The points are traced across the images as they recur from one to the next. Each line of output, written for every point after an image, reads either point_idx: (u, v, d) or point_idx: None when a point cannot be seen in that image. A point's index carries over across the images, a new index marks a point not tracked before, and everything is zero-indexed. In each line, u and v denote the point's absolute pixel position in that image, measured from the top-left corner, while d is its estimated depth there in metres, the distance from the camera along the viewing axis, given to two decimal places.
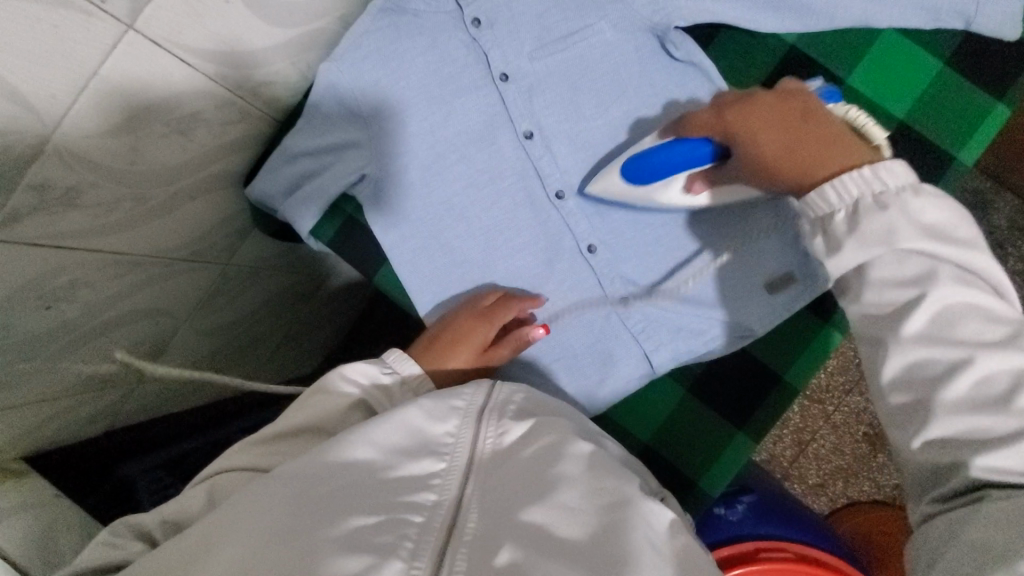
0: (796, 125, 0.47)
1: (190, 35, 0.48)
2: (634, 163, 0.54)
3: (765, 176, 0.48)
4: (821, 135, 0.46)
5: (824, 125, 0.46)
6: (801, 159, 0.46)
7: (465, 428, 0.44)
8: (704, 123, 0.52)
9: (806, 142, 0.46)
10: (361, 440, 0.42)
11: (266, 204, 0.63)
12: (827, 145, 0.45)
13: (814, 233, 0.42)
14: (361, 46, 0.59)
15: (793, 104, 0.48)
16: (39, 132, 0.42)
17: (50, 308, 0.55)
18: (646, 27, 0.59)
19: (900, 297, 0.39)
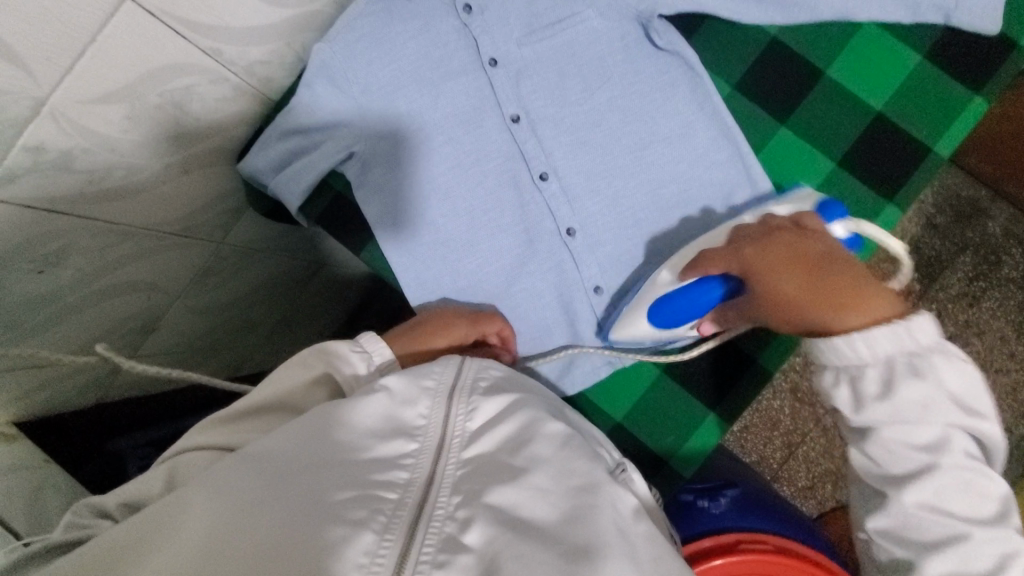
0: (819, 271, 0.49)
1: (185, 9, 0.49)
2: (660, 315, 0.55)
3: (786, 315, 0.49)
4: (845, 282, 0.48)
5: (842, 270, 0.48)
6: (828, 305, 0.47)
7: (438, 407, 0.43)
8: (720, 258, 0.53)
9: (834, 288, 0.48)
10: (332, 422, 0.40)
11: (257, 181, 0.65)
12: (848, 298, 0.47)
13: (905, 405, 0.44)
14: (356, 29, 0.60)
15: (807, 251, 0.50)
16: (32, 94, 0.44)
17: (42, 272, 0.56)
18: (631, 15, 0.60)
19: (926, 441, 0.44)
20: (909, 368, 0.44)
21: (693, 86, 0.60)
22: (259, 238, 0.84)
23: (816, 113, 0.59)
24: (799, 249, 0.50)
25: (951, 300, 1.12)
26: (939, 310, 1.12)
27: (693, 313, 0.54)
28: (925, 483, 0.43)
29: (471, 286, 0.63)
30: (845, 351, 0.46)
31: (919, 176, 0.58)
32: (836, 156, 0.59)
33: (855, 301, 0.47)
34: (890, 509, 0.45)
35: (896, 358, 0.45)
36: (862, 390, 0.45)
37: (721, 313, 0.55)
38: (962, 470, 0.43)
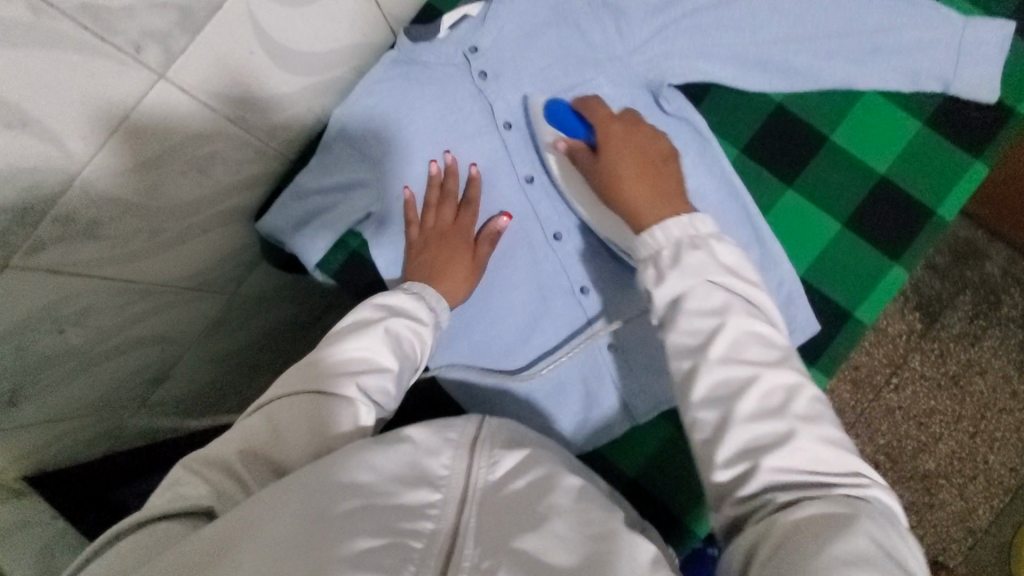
0: (651, 171, 0.52)
1: (215, 82, 0.51)
2: (562, 105, 0.60)
3: (609, 188, 0.53)
4: (654, 182, 0.51)
5: (663, 180, 0.52)
6: (643, 203, 0.51)
7: (460, 459, 0.43)
8: (603, 119, 0.56)
9: (645, 190, 0.51)
10: (356, 461, 0.39)
11: (275, 238, 0.67)
12: (653, 194, 0.51)
13: (713, 310, 0.44)
14: (375, 94, 0.64)
15: (643, 145, 0.54)
16: (67, 169, 0.45)
17: (61, 332, 0.57)
18: (641, 83, 0.63)
19: (738, 379, 0.41)
20: (692, 244, 0.46)
21: (702, 150, 0.62)
22: (271, 287, 0.85)
23: (821, 176, 0.61)
24: (643, 149, 0.53)
25: (953, 339, 1.12)
26: (942, 348, 1.13)
27: (572, 127, 0.59)
28: (755, 394, 0.41)
29: (485, 342, 0.65)
30: (646, 241, 0.47)
31: (924, 237, 0.60)
32: (845, 218, 0.60)
33: (659, 203, 0.50)
34: (701, 406, 0.42)
35: (699, 258, 0.45)
36: (681, 266, 0.45)
37: (573, 149, 0.57)
38: (712, 301, 0.44)
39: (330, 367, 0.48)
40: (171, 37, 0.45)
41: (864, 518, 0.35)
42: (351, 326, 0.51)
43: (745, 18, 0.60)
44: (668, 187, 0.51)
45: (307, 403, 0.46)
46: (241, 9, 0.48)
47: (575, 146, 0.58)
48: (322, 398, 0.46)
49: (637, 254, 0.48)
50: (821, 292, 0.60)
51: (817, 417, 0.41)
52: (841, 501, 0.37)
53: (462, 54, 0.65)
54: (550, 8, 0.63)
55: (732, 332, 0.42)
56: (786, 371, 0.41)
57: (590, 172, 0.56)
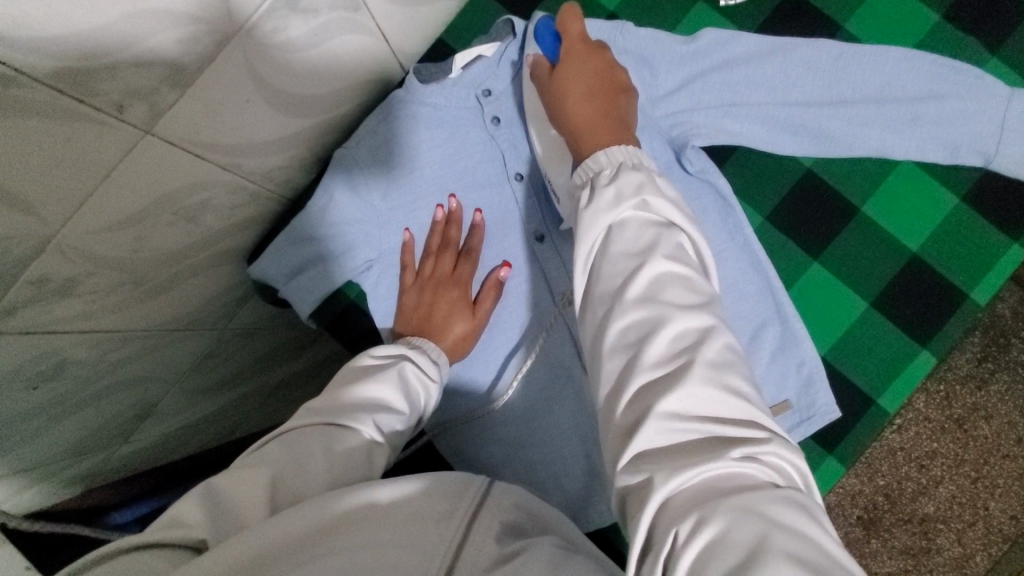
0: (604, 103, 0.50)
1: (206, 132, 0.47)
2: (543, 22, 0.54)
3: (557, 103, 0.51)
4: (610, 119, 0.49)
5: (617, 102, 0.50)
6: (590, 133, 0.49)
7: (451, 528, 0.36)
8: (575, 47, 0.52)
9: (597, 119, 0.49)
10: (352, 500, 0.37)
11: (267, 283, 0.63)
12: (595, 121, 0.49)
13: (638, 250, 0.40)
14: (379, 135, 0.60)
15: (603, 74, 0.51)
16: (41, 233, 0.41)
17: (37, 387, 0.53)
18: (664, 139, 0.59)
19: (661, 344, 0.37)
20: (636, 193, 0.42)
21: (725, 215, 0.58)
22: (263, 318, 0.81)
23: (851, 251, 0.57)
24: (603, 79, 0.51)
25: (959, 382, 1.02)
26: (947, 391, 1.03)
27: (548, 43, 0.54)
28: (660, 338, 0.37)
29: (487, 405, 0.62)
30: (589, 163, 0.46)
31: (955, 321, 0.56)
32: (870, 297, 0.57)
33: (603, 133, 0.48)
34: (609, 356, 0.38)
35: (629, 193, 0.42)
36: (606, 209, 0.43)
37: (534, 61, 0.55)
38: (645, 236, 0.41)
39: (340, 406, 0.44)
40: (158, 93, 0.41)
41: (773, 530, 0.30)
42: (361, 370, 0.48)
43: (778, 77, 0.56)
44: (618, 118, 0.50)
45: (316, 435, 0.42)
46: (238, 57, 0.44)
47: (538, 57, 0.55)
48: (334, 430, 0.42)
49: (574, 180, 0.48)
50: (842, 374, 0.57)
51: (726, 365, 0.37)
52: (738, 500, 0.31)
53: (475, 97, 0.61)
54: None
55: (651, 273, 0.39)
56: (706, 314, 0.38)
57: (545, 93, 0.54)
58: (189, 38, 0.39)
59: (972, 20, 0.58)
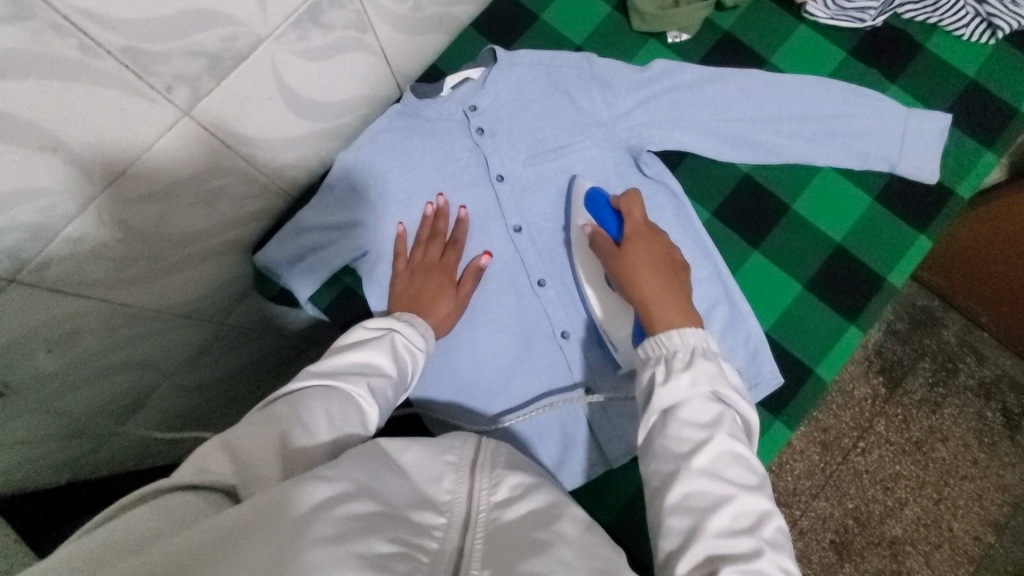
0: (671, 280, 0.53)
1: (233, 122, 0.55)
2: (606, 204, 0.61)
3: (628, 275, 0.54)
4: (679, 299, 0.52)
5: (681, 283, 0.54)
6: (661, 311, 0.51)
7: (462, 481, 0.42)
8: (638, 228, 0.57)
9: (668, 299, 0.52)
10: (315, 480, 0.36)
11: (269, 271, 0.69)
12: (666, 295, 0.52)
13: (706, 423, 0.43)
14: (379, 141, 0.69)
15: (670, 255, 0.55)
16: (84, 192, 0.47)
17: (50, 351, 0.57)
18: (624, 147, 0.69)
19: (734, 524, 0.39)
20: (712, 375, 0.44)
21: (677, 210, 0.67)
22: (259, 319, 0.86)
23: (785, 241, 0.67)
24: (667, 259, 0.55)
25: (915, 406, 1.08)
26: (904, 414, 1.08)
27: (608, 220, 0.61)
28: (724, 510, 0.39)
29: (470, 382, 0.67)
30: (662, 341, 0.47)
31: (877, 301, 0.65)
32: (803, 280, 0.66)
33: (677, 313, 0.50)
34: (673, 513, 0.40)
35: (704, 375, 0.44)
36: (673, 371, 0.45)
37: (596, 235, 0.59)
38: (710, 417, 0.43)
39: (336, 371, 0.49)
40: (200, 80, 0.49)
41: None
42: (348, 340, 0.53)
43: (717, 98, 0.68)
44: (685, 299, 0.52)
45: (316, 395, 0.46)
46: (268, 59, 0.53)
47: (601, 232, 0.59)
48: (333, 392, 0.47)
49: (643, 355, 0.48)
50: (783, 347, 0.64)
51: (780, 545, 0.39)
52: None
53: (462, 111, 0.71)
54: (546, 75, 0.70)
55: (717, 449, 0.41)
56: (764, 499, 0.40)
57: (610, 266, 0.57)
58: (230, 37, 0.48)
59: (873, 57, 0.70)
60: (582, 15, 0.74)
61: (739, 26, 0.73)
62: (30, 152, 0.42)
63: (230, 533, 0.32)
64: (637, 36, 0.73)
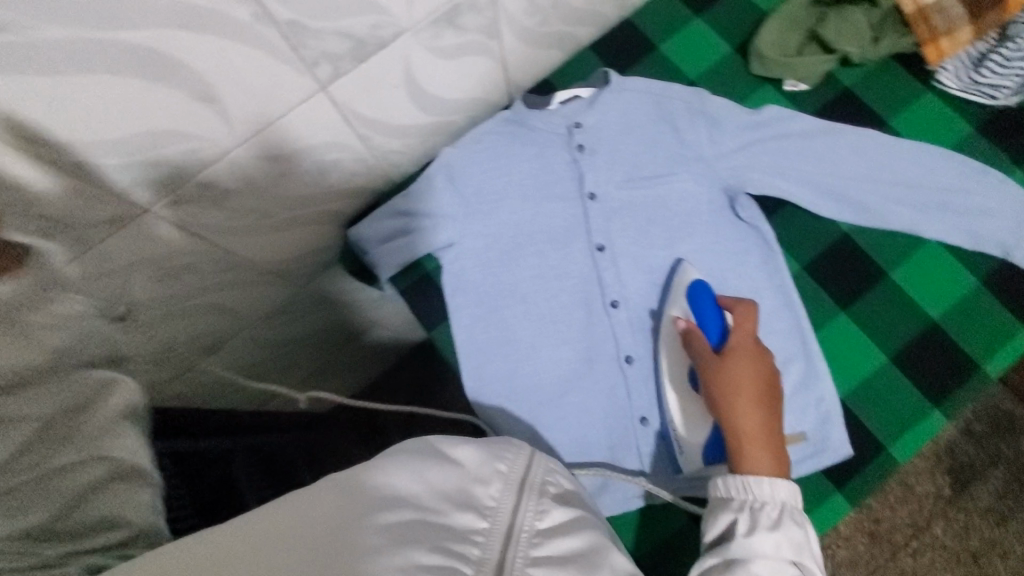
0: (767, 412, 0.51)
1: (361, 103, 0.59)
2: (710, 304, 0.58)
3: (723, 394, 0.52)
4: (771, 437, 0.50)
5: (774, 414, 0.52)
6: (751, 446, 0.49)
7: (507, 494, 0.40)
8: (742, 342, 0.54)
9: (760, 434, 0.50)
10: (358, 489, 0.35)
11: (359, 246, 0.73)
12: (761, 433, 0.50)
13: None
14: (482, 141, 0.72)
15: (771, 383, 0.53)
16: (224, 142, 0.52)
17: (160, 281, 0.62)
18: (721, 186, 0.69)
19: None
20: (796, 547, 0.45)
21: (766, 258, 0.66)
22: (335, 291, 0.90)
23: (877, 308, 0.64)
24: (767, 384, 0.53)
25: (979, 514, 0.99)
26: (965, 521, 0.99)
27: (709, 321, 0.58)
28: None
29: (527, 387, 0.67)
30: (752, 487, 0.47)
31: (966, 390, 0.61)
32: (889, 352, 0.63)
33: (765, 455, 0.49)
34: None
35: (789, 541, 0.45)
36: (757, 523, 0.46)
37: (695, 336, 0.57)
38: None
39: None
40: (343, 61, 0.53)
41: None
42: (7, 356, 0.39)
43: (826, 152, 0.66)
44: (775, 435, 0.51)
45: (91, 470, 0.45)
46: (403, 51, 0.57)
47: (700, 336, 0.57)
48: None
49: (724, 491, 0.49)
50: (856, 416, 0.62)
51: None
52: None
53: (566, 127, 0.73)
54: (654, 104, 0.71)
55: None
56: None
57: (705, 374, 0.54)
58: (377, 25, 0.52)
59: (1000, 137, 0.67)
60: (699, 53, 0.75)
61: (861, 84, 0.71)
62: (190, 99, 0.46)
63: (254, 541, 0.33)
64: (752, 79, 0.73)
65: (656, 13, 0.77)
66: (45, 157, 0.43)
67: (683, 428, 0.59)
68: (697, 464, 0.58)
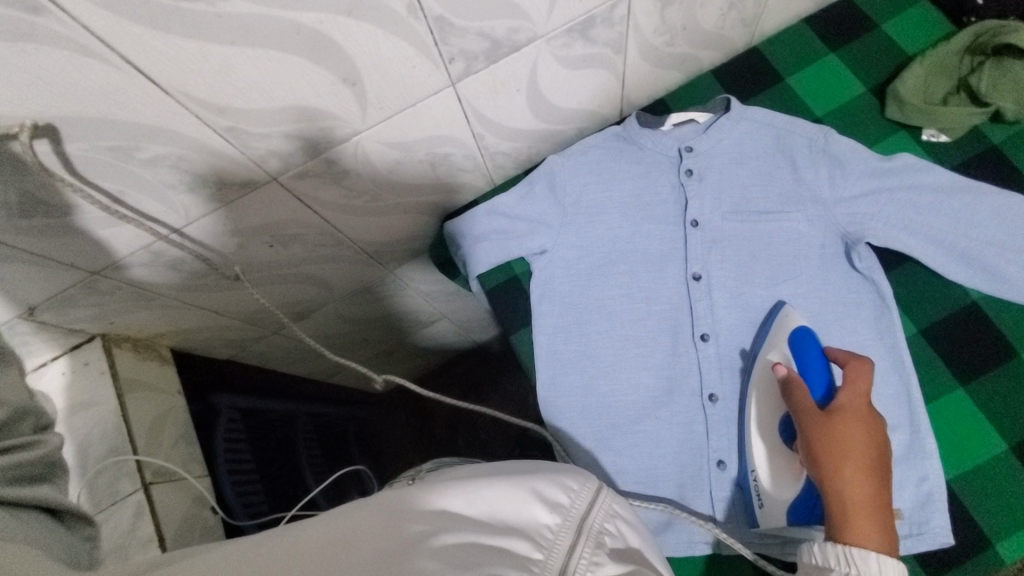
0: (877, 479, 0.48)
1: (482, 102, 0.61)
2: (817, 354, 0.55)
3: (829, 455, 0.48)
4: (879, 508, 0.47)
5: (884, 483, 0.48)
6: (859, 517, 0.46)
7: (563, 535, 0.39)
8: (854, 400, 0.51)
9: (869, 503, 0.47)
10: (418, 511, 0.37)
11: (452, 240, 0.74)
12: (869, 503, 0.47)
13: None
14: (588, 154, 0.72)
15: (882, 450, 0.49)
16: (355, 125, 0.55)
17: (271, 247, 0.66)
18: (837, 232, 0.65)
19: None
20: None
21: (879, 315, 0.62)
22: (419, 278, 0.91)
23: (1001, 389, 0.58)
24: (879, 448, 0.49)
25: None
26: None
27: (813, 374, 0.55)
28: None
29: (599, 407, 0.66)
30: (856, 560, 0.44)
31: None
32: (1011, 441, 0.57)
33: (873, 527, 0.46)
34: None
35: None
36: None
37: (796, 386, 0.54)
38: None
39: None
40: (476, 60, 0.55)
41: None
42: None
43: (964, 211, 0.61)
44: (884, 506, 0.47)
45: None
46: (532, 57, 0.58)
47: (803, 387, 0.53)
48: None
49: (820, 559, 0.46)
50: (963, 503, 0.56)
51: None
52: None
53: (677, 150, 0.71)
54: (773, 138, 0.68)
55: None
56: None
57: (806, 428, 0.51)
58: (516, 29, 0.53)
59: None
60: (829, 90, 0.71)
61: (1012, 144, 0.65)
62: (336, 81, 0.49)
63: (329, 545, 0.33)
64: (885, 124, 0.69)
65: (786, 46, 0.74)
66: (206, 120, 0.47)
67: (768, 482, 0.56)
68: (778, 523, 0.55)
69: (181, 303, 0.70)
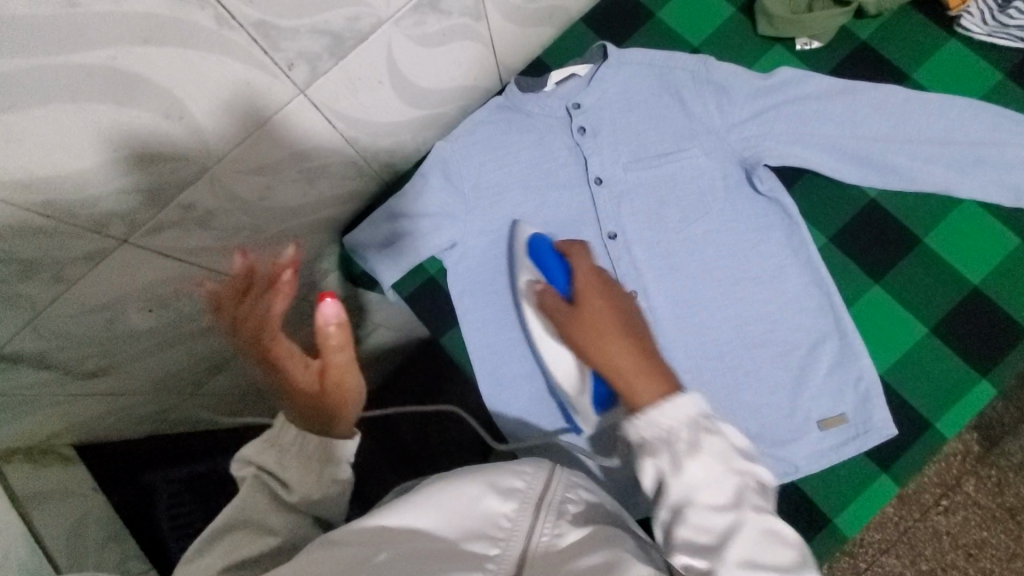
0: (617, 329, 0.47)
1: (342, 104, 0.55)
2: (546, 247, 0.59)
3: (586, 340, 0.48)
4: (643, 359, 0.45)
5: (624, 329, 0.47)
6: (631, 376, 0.44)
7: (523, 515, 0.38)
8: (581, 274, 0.52)
9: (635, 360, 0.45)
10: (361, 540, 0.35)
11: (356, 254, 0.69)
12: (633, 361, 0.45)
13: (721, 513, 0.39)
14: (476, 132, 0.68)
15: (623, 305, 0.49)
16: (201, 161, 0.48)
17: (151, 311, 0.59)
18: (736, 159, 0.64)
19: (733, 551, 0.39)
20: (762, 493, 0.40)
21: (790, 233, 0.62)
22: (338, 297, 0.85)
23: (911, 277, 0.61)
24: (609, 298, 0.49)
25: (1014, 469, 0.91)
26: (999, 477, 0.92)
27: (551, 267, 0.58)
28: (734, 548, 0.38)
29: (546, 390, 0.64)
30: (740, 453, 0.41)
31: (1013, 358, 0.58)
32: (929, 323, 0.59)
33: (646, 381, 0.44)
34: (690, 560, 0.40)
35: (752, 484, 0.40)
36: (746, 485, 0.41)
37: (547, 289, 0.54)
38: (786, 553, 0.39)
39: None
40: (320, 59, 0.49)
41: None
42: None
43: (846, 113, 0.61)
44: (651, 355, 0.46)
45: None
46: (385, 44, 0.53)
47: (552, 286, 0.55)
48: None
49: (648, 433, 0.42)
50: (898, 393, 0.59)
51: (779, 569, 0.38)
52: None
53: (565, 109, 0.67)
54: (657, 77, 0.66)
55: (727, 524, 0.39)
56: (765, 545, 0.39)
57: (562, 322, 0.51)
58: (355, 16, 0.48)
59: None
60: (700, 16, 0.69)
61: (879, 37, 0.66)
62: (158, 118, 0.42)
63: None
64: (759, 41, 0.68)
65: None
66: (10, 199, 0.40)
67: None
68: None
69: (67, 396, 0.62)
